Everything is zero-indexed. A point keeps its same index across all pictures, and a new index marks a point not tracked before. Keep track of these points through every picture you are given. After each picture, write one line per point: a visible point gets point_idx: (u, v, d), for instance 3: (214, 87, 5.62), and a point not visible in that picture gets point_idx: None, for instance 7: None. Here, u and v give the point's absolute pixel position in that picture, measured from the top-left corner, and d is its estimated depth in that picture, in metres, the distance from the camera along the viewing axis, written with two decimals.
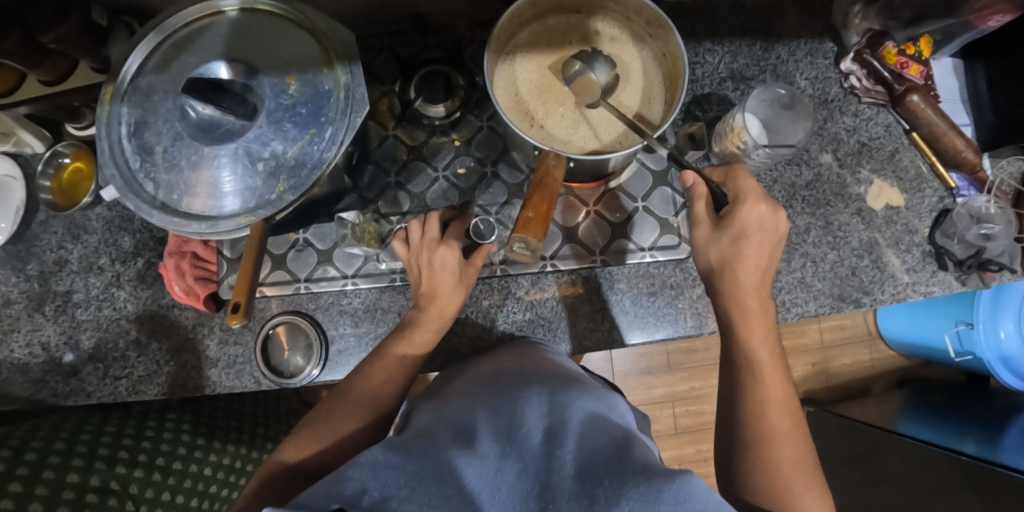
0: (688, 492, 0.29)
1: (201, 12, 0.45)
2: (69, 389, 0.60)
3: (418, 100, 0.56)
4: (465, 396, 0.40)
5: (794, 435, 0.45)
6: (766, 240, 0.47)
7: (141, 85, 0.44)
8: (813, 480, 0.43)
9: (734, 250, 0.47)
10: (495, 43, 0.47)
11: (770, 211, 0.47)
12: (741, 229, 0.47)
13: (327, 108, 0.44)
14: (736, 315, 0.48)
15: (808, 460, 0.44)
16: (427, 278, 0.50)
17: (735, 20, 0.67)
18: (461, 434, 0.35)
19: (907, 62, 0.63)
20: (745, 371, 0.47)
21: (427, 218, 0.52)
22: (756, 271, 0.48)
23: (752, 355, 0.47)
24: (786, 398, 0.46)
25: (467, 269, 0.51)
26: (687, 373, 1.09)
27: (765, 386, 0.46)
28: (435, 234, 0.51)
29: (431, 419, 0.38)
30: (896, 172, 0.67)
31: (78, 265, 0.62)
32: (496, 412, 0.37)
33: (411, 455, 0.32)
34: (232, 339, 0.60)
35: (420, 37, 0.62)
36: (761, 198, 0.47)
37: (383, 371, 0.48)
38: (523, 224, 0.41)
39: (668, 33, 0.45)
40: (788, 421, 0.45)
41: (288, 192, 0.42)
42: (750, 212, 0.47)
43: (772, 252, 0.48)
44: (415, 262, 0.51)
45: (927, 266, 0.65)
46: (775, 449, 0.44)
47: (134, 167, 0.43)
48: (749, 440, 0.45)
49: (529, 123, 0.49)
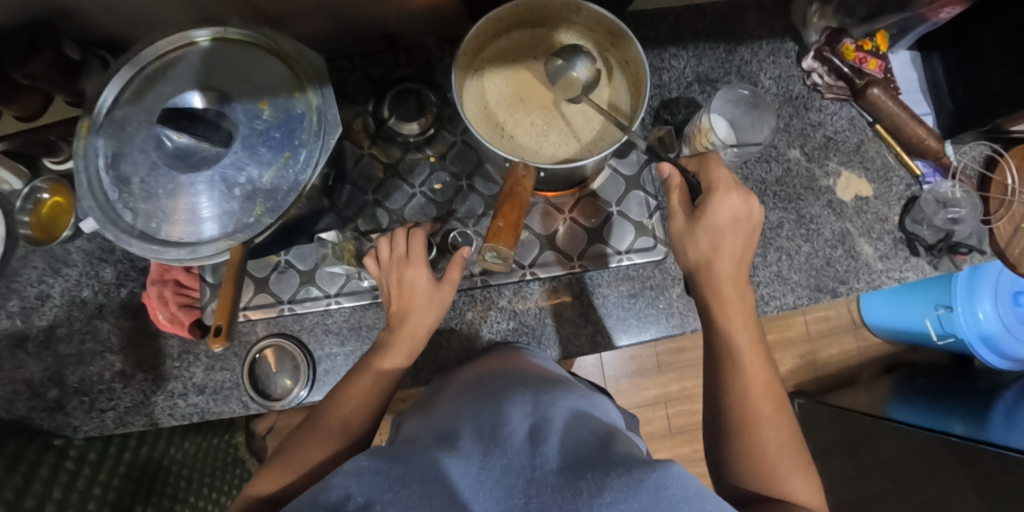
0: (669, 479, 0.30)
1: (173, 43, 0.46)
2: (54, 425, 0.59)
3: (393, 117, 0.58)
4: (451, 403, 0.41)
5: (777, 419, 0.46)
6: (739, 230, 0.49)
7: (117, 117, 0.45)
8: (799, 461, 0.45)
9: (711, 240, 0.49)
10: (462, 59, 0.48)
11: (742, 200, 0.48)
12: (715, 219, 0.48)
13: (301, 131, 0.44)
14: (713, 303, 0.50)
15: (792, 442, 0.45)
16: (404, 298, 0.51)
17: (700, 25, 0.69)
18: (445, 439, 0.35)
19: (867, 56, 0.65)
20: (725, 358, 0.48)
21: (410, 234, 0.53)
22: (732, 260, 0.49)
23: (732, 341, 0.48)
24: (767, 380, 0.47)
25: (440, 291, 0.51)
26: (678, 373, 1.10)
27: (746, 371, 0.47)
28: (414, 250, 0.52)
29: (418, 427, 0.38)
30: (863, 163, 0.69)
31: (60, 299, 0.62)
32: (481, 415, 0.37)
33: (396, 461, 0.33)
34: (219, 365, 0.60)
35: (391, 56, 0.63)
36: (732, 188, 0.48)
37: (355, 398, 0.48)
38: (491, 235, 0.41)
39: (629, 42, 0.47)
40: (769, 403, 0.46)
41: (266, 215, 0.43)
42: (722, 202, 0.48)
43: (747, 241, 0.50)
44: (388, 279, 0.52)
45: (899, 252, 0.67)
46: (759, 432, 0.45)
47: (113, 198, 0.43)
48: (735, 424, 0.46)
49: (499, 134, 0.50)
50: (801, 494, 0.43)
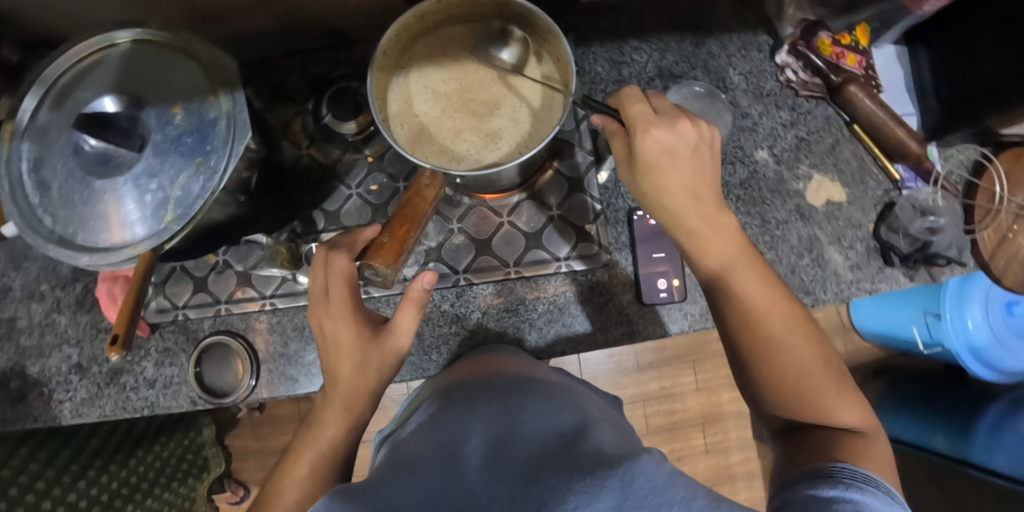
0: (634, 474, 0.28)
1: (93, 45, 0.45)
2: (16, 415, 0.62)
3: (330, 116, 0.56)
4: (421, 423, 0.38)
5: (795, 337, 0.45)
6: (677, 160, 0.43)
7: (40, 122, 0.45)
8: (832, 378, 0.45)
9: (653, 177, 0.44)
10: (384, 61, 0.47)
11: (670, 129, 0.43)
12: (645, 159, 0.43)
13: (213, 136, 0.43)
14: (683, 240, 0.46)
15: (819, 358, 0.46)
16: (331, 353, 0.45)
17: (664, 16, 0.65)
18: (403, 465, 0.32)
19: (844, 51, 0.61)
20: (721, 296, 0.47)
21: (331, 263, 0.44)
22: (686, 193, 0.44)
23: (732, 279, 0.46)
24: (774, 300, 0.46)
25: (384, 342, 0.45)
26: (658, 372, 1.08)
27: (752, 296, 0.46)
28: (334, 286, 0.44)
29: (383, 460, 0.35)
30: (837, 165, 0.64)
31: (21, 293, 0.64)
32: (444, 434, 0.34)
33: (361, 501, 0.29)
34: (168, 360, 0.61)
35: (333, 54, 0.62)
36: (652, 123, 0.43)
37: (294, 488, 0.45)
38: (374, 250, 0.44)
39: (556, 39, 0.44)
40: (781, 325, 0.46)
41: (175, 221, 0.42)
42: (644, 142, 0.43)
43: (696, 169, 0.44)
44: (314, 317, 0.46)
45: (873, 262, 0.63)
46: (781, 354, 0.45)
47: (34, 203, 0.44)
48: (760, 351, 0.46)
49: (423, 138, 0.49)
50: (842, 414, 0.44)
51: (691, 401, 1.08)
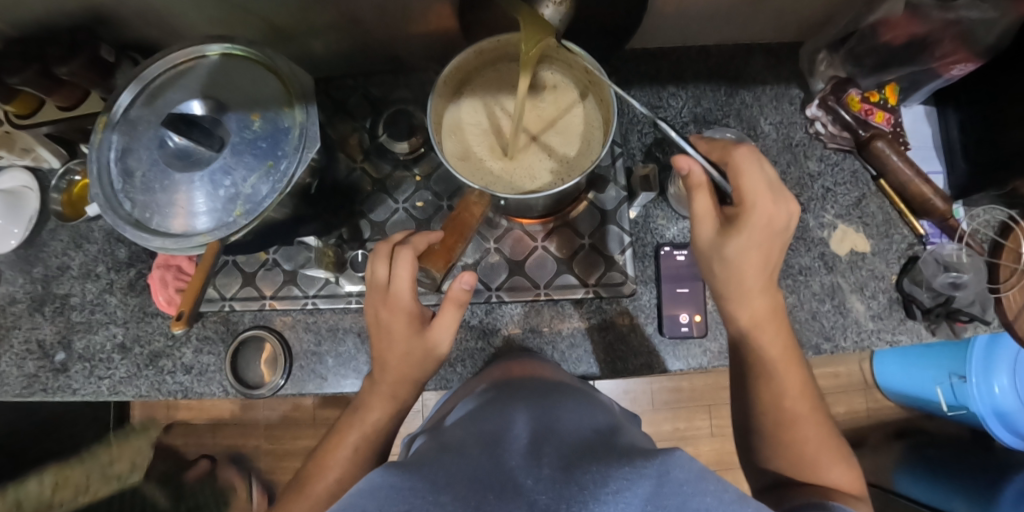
0: (669, 466, 0.30)
1: (187, 55, 0.51)
2: (58, 384, 0.66)
3: (385, 136, 0.63)
4: (461, 421, 0.41)
5: (814, 417, 0.47)
6: (776, 236, 0.44)
7: (131, 117, 0.50)
8: (838, 453, 0.46)
9: (749, 246, 0.44)
10: (443, 90, 0.51)
11: (783, 207, 0.43)
12: (751, 225, 0.43)
13: (285, 143, 0.48)
14: (741, 312, 0.47)
15: (828, 434, 0.47)
16: (383, 339, 0.48)
17: (702, 66, 0.69)
18: (451, 449, 0.35)
19: (873, 108, 0.64)
20: (760, 370, 0.48)
21: (398, 258, 0.46)
22: (763, 269, 0.45)
23: (766, 354, 0.47)
24: (801, 383, 0.48)
25: (425, 334, 0.47)
26: (672, 413, 1.08)
27: (782, 381, 0.47)
28: (394, 281, 0.46)
29: (429, 446, 0.38)
30: (862, 218, 0.66)
31: (78, 271, 0.69)
32: (488, 425, 0.37)
33: (416, 474, 0.31)
34: (207, 348, 0.65)
35: (392, 78, 0.68)
36: (770, 197, 0.43)
37: (336, 468, 0.48)
38: (427, 253, 0.48)
39: (602, 82, 0.48)
40: (806, 403, 0.47)
41: (243, 216, 0.46)
42: (763, 209, 0.43)
43: (780, 248, 0.45)
44: (370, 306, 0.49)
45: (894, 314, 0.64)
46: (798, 429, 0.46)
47: (117, 188, 0.48)
48: (777, 423, 0.47)
49: (470, 164, 0.53)
50: (841, 482, 0.45)
51: (704, 445, 1.07)
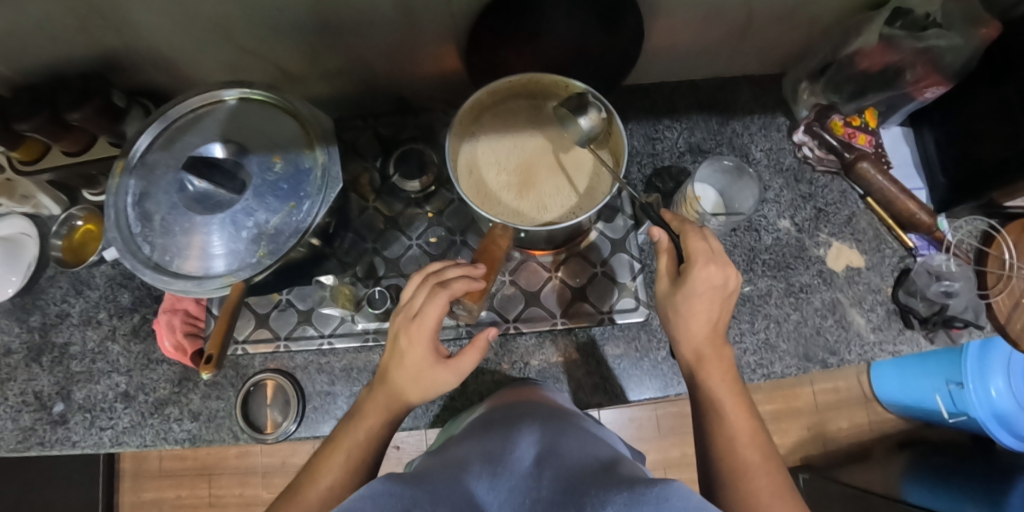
0: (670, 493, 0.30)
1: (204, 100, 0.51)
2: (56, 437, 0.63)
3: (397, 174, 0.64)
4: (463, 439, 0.41)
5: (767, 466, 0.46)
6: (715, 297, 0.48)
7: (149, 161, 0.50)
8: (794, 505, 0.44)
9: (686, 306, 0.48)
10: (459, 127, 0.54)
11: (719, 270, 0.47)
12: (691, 287, 0.47)
13: (306, 184, 0.49)
14: (693, 362, 0.50)
15: (784, 487, 0.45)
16: (395, 362, 0.48)
17: (692, 99, 0.74)
18: (454, 463, 0.36)
19: (855, 132, 0.67)
20: (709, 412, 0.49)
21: (433, 300, 0.46)
22: (706, 323, 0.49)
23: (714, 395, 0.49)
24: (752, 431, 0.47)
25: (438, 370, 0.47)
26: (679, 438, 1.08)
27: (730, 424, 0.47)
28: (423, 315, 0.47)
29: (433, 459, 0.38)
30: (855, 234, 0.70)
31: (78, 318, 0.67)
32: (491, 443, 0.38)
33: (416, 485, 0.32)
34: (215, 393, 0.63)
35: (401, 118, 0.70)
36: (712, 259, 0.47)
37: (329, 472, 0.46)
38: (466, 292, 0.48)
39: (609, 116, 0.51)
40: (757, 452, 0.46)
41: (266, 256, 0.47)
42: (700, 273, 0.47)
43: (722, 307, 0.49)
44: (394, 327, 0.49)
45: (893, 324, 0.67)
46: (751, 479, 0.45)
47: (134, 231, 0.48)
48: (729, 472, 0.46)
49: (485, 196, 0.54)
50: None
51: None
